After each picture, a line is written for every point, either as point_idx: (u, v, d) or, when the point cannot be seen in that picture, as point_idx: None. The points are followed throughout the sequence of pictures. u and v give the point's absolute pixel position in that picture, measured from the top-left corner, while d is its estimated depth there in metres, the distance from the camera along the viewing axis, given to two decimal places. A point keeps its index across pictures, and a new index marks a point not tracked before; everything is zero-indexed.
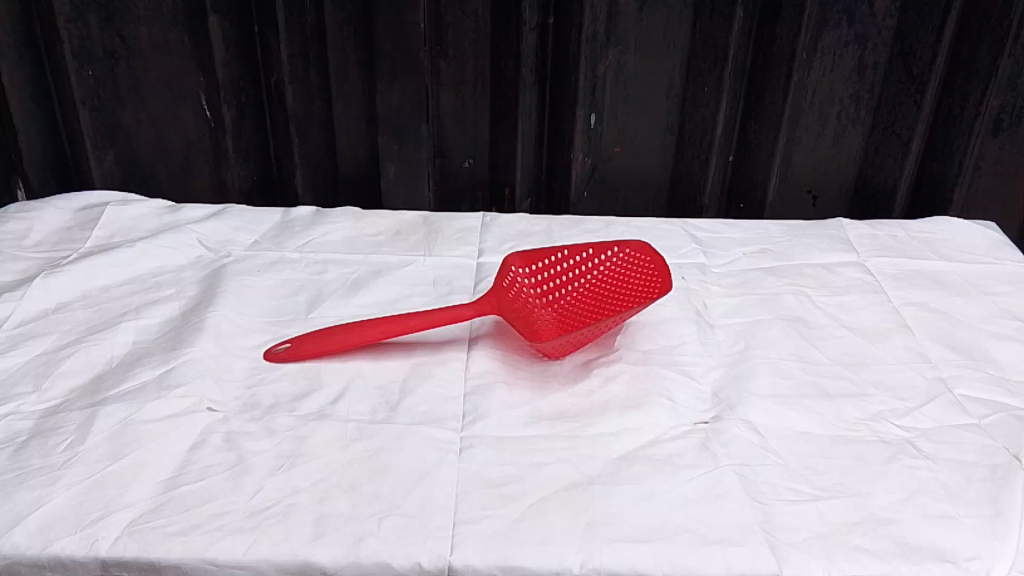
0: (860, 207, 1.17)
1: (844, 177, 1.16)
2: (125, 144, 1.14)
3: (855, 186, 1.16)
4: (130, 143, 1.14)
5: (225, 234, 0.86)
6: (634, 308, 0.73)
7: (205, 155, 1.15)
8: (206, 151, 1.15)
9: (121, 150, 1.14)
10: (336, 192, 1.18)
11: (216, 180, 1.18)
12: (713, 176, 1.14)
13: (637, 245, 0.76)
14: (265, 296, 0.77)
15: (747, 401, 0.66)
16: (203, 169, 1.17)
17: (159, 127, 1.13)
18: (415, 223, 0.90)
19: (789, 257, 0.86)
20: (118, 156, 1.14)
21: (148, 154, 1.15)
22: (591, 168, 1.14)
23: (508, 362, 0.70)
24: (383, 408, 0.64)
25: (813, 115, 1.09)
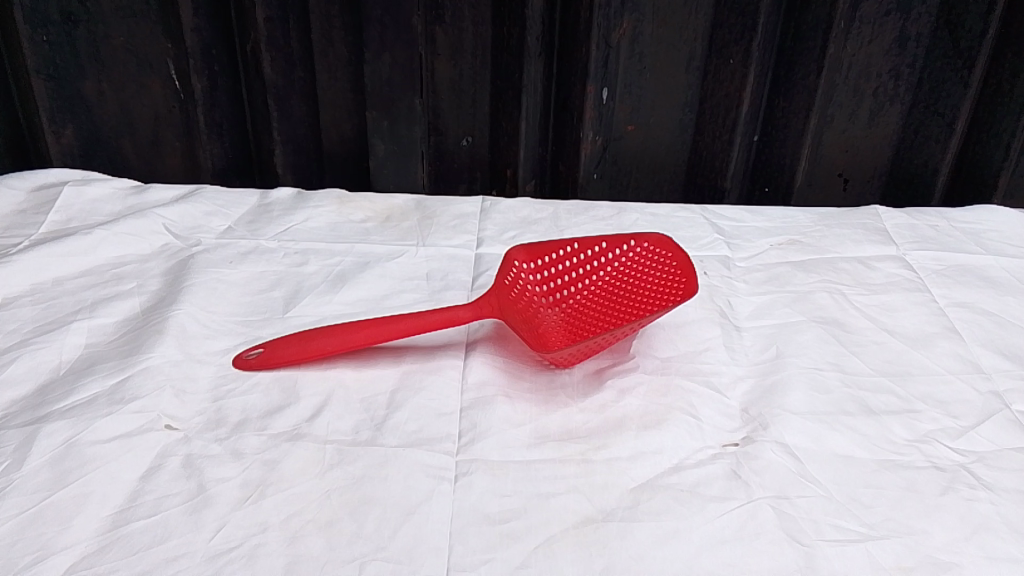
0: (894, 193, 1.09)
1: (877, 159, 1.07)
2: (87, 117, 1.04)
3: (888, 169, 1.08)
4: (92, 115, 1.04)
5: (196, 218, 0.78)
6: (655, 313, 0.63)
7: (176, 129, 1.07)
8: (177, 124, 1.06)
9: (83, 124, 1.05)
10: (322, 171, 1.10)
11: (191, 157, 1.09)
12: (737, 157, 1.03)
13: (658, 237, 0.66)
14: (237, 291, 0.68)
15: (781, 420, 0.58)
16: (175, 145, 1.08)
17: (124, 99, 1.04)
18: (408, 208, 0.81)
19: (821, 249, 0.78)
20: (80, 130, 1.05)
21: (112, 128, 1.06)
22: (602, 147, 1.04)
23: (511, 372, 0.62)
24: (367, 426, 0.56)
25: (847, 91, 1.00)
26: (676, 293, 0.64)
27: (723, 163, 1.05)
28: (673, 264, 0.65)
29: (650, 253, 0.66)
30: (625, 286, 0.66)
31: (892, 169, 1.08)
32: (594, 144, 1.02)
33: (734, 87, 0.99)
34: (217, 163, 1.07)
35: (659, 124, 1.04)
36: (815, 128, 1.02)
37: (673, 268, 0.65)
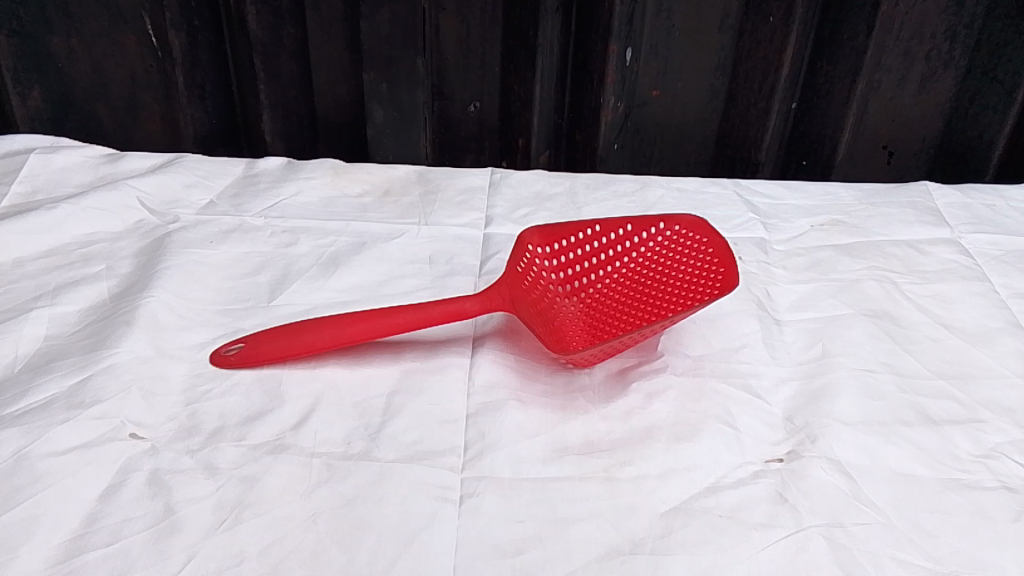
0: (944, 167, 1.01)
1: (927, 130, 0.99)
2: (56, 77, 0.96)
3: (939, 141, 1.00)
4: (61, 75, 0.96)
5: (174, 191, 0.70)
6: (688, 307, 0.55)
7: (154, 91, 0.99)
8: (155, 84, 0.98)
9: (52, 84, 0.97)
10: (314, 140, 1.02)
11: (172, 121, 1.01)
12: (773, 129, 0.96)
13: (691, 219, 0.58)
14: (217, 274, 0.61)
15: (831, 432, 0.52)
16: (156, 108, 1.00)
17: (96, 57, 0.96)
18: (409, 181, 0.74)
19: (867, 231, 0.70)
20: (48, 92, 0.97)
21: (85, 89, 0.98)
22: (624, 115, 0.95)
23: (525, 373, 0.55)
24: (360, 436, 0.49)
25: (897, 55, 0.91)
26: (711, 284, 0.56)
27: (758, 133, 0.96)
28: (708, 250, 0.57)
29: (682, 238, 0.58)
30: (654, 275, 0.58)
31: (941, 141, 1.00)
32: (615, 111, 0.93)
33: (774, 48, 0.90)
34: (199, 129, 0.99)
35: (687, 88, 0.96)
36: (861, 96, 0.93)
37: (708, 255, 0.57)
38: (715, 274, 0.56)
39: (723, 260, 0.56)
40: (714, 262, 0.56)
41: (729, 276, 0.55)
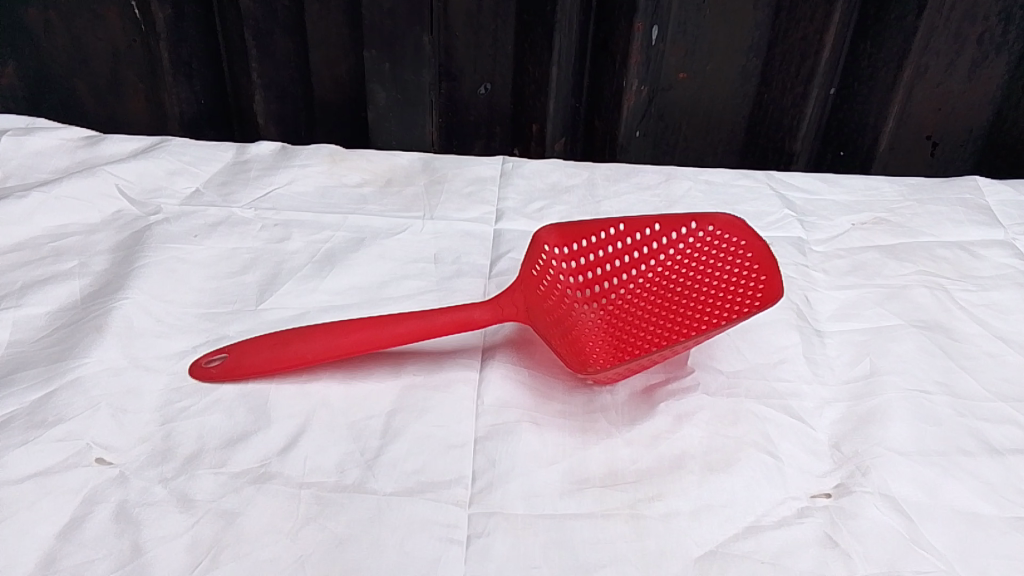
0: (990, 159, 0.95)
1: (973, 120, 0.92)
2: (32, 52, 0.91)
3: (986, 131, 0.93)
4: (38, 49, 0.91)
5: (157, 178, 0.64)
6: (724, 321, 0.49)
7: (138, 69, 0.93)
8: (139, 61, 0.93)
9: (26, 60, 0.91)
10: (312, 123, 0.96)
11: (158, 101, 0.96)
12: (811, 117, 0.89)
13: (728, 219, 0.51)
14: (200, 273, 0.55)
15: (883, 463, 0.46)
16: (141, 87, 0.95)
17: (74, 30, 0.90)
18: (413, 170, 0.68)
19: (913, 230, 0.64)
20: (24, 68, 0.92)
21: (63, 65, 0.92)
22: (648, 100, 0.89)
23: (540, 390, 0.49)
24: (355, 463, 0.44)
25: (946, 38, 0.84)
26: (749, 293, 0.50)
27: (794, 121, 0.90)
28: (746, 255, 0.51)
29: (717, 240, 0.52)
30: (683, 281, 0.52)
31: (990, 132, 0.93)
32: (639, 95, 0.87)
33: (815, 28, 0.84)
34: (185, 111, 0.94)
35: (717, 71, 0.89)
36: (907, 83, 0.86)
37: (746, 260, 0.51)
38: (754, 283, 0.50)
39: (764, 268, 0.50)
40: (753, 270, 0.50)
41: (771, 287, 0.49)
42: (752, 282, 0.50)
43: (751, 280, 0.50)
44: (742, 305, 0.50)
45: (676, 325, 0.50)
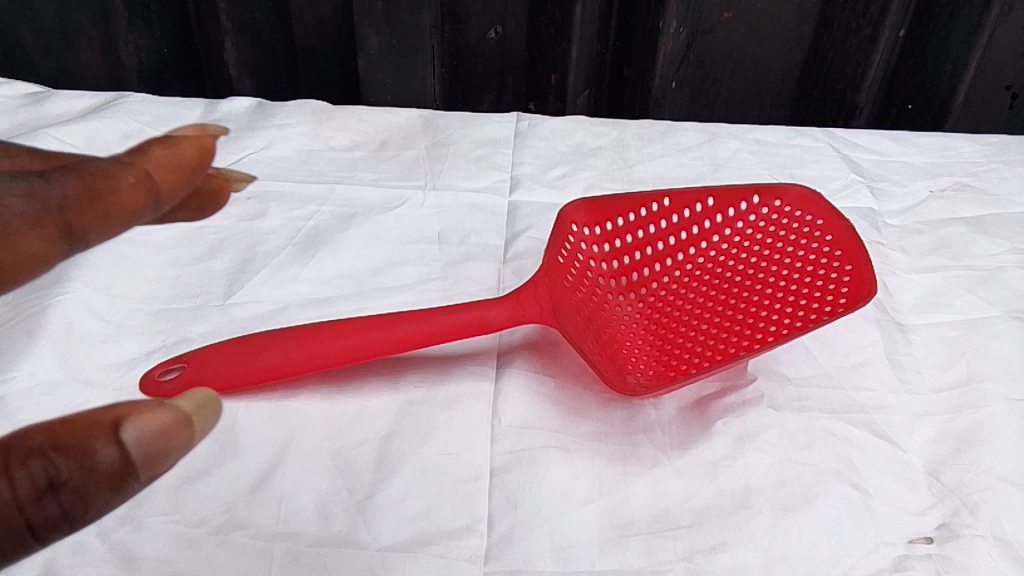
0: None
1: None
2: None
3: None
4: None
5: (108, 141, 0.54)
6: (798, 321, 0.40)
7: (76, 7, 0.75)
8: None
9: None
10: (295, 72, 0.80)
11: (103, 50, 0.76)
12: (879, 62, 0.72)
13: (800, 192, 0.42)
14: (157, 258, 0.46)
15: (995, 498, 0.37)
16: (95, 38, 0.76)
17: None
18: (412, 130, 0.58)
19: (1004, 198, 0.54)
20: None
21: None
22: (687, 44, 0.72)
23: (569, 405, 0.40)
24: (342, 507, 0.35)
25: None
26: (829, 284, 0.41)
27: (859, 69, 0.72)
28: (824, 237, 0.42)
29: (785, 219, 0.43)
30: (743, 270, 0.43)
31: None
32: (677, 38, 0.70)
33: None
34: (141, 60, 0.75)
35: (770, 6, 0.71)
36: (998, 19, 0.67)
37: (824, 244, 0.41)
38: (835, 273, 0.41)
39: (848, 254, 0.40)
40: (833, 257, 0.41)
41: (859, 280, 0.39)
42: (832, 273, 0.41)
43: (830, 270, 0.41)
44: (820, 301, 0.40)
45: (734, 325, 0.41)
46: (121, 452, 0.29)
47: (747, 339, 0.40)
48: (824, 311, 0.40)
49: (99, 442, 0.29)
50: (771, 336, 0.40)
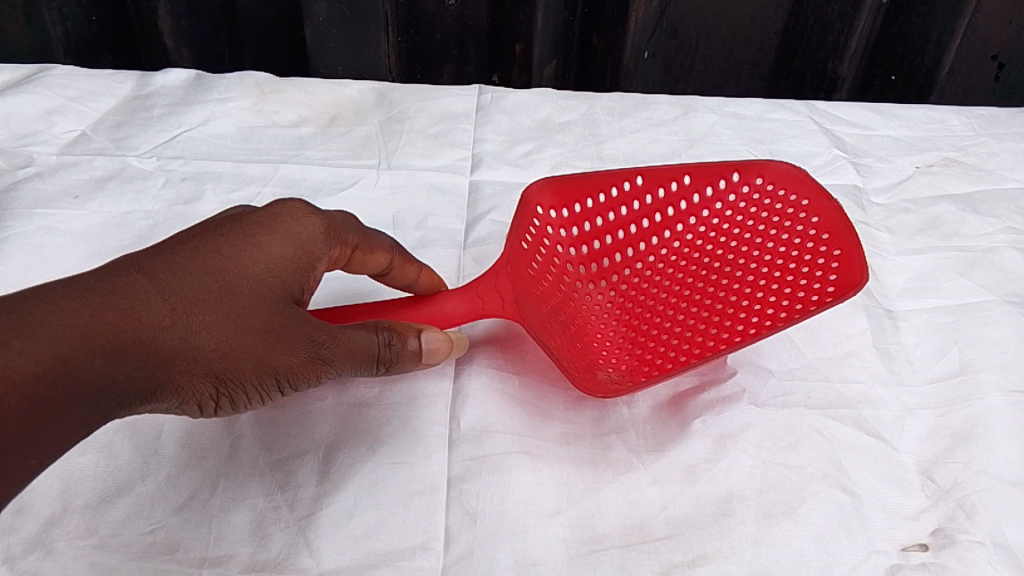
0: None
1: None
2: None
3: None
4: None
5: (29, 118, 0.49)
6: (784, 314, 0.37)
7: None
8: None
9: None
10: (237, 42, 0.66)
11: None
12: (863, 32, 0.64)
13: (784, 169, 0.38)
14: (85, 250, 0.43)
15: (994, 500, 0.34)
16: None
17: None
18: (365, 103, 0.53)
19: (994, 174, 0.51)
20: None
21: None
22: (660, 10, 0.63)
23: (535, 405, 0.37)
24: (281, 525, 0.32)
25: None
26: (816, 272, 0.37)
27: (843, 38, 0.65)
28: (810, 219, 0.38)
29: (768, 198, 0.39)
30: (722, 254, 0.40)
31: None
32: (650, 6, 0.62)
33: None
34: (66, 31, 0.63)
35: None
36: None
37: (810, 227, 0.38)
38: (823, 259, 0.37)
39: (836, 239, 0.37)
40: (821, 240, 0.37)
41: (847, 268, 0.36)
42: (819, 260, 0.37)
43: (817, 254, 0.37)
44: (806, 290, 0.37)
45: (712, 317, 0.38)
46: (409, 347, 0.34)
47: (725, 332, 0.38)
48: (810, 301, 0.37)
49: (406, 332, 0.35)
50: (751, 329, 0.37)
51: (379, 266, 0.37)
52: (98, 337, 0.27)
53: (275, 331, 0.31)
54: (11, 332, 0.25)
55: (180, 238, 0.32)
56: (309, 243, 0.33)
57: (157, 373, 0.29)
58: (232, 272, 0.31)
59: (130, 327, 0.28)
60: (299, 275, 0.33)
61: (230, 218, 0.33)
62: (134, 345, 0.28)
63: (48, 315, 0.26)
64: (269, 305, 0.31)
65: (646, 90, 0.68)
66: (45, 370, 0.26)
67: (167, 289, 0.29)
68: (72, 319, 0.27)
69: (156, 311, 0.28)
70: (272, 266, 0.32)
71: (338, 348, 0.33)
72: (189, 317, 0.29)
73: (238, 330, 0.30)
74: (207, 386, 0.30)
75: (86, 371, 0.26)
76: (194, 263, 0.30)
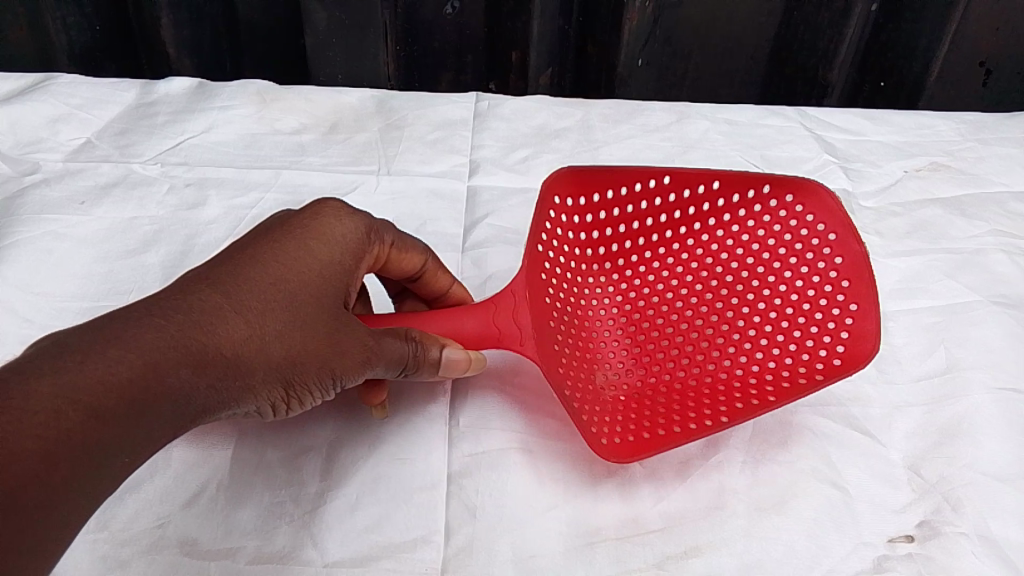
0: None
1: None
2: None
3: None
4: None
5: (35, 126, 0.50)
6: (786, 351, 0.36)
7: None
8: None
9: None
10: (238, 51, 0.67)
11: (0, 26, 0.63)
12: (852, 39, 0.65)
13: (824, 201, 0.35)
14: (91, 254, 0.44)
15: (979, 493, 0.35)
16: None
17: None
18: (365, 110, 0.54)
19: (980, 178, 0.52)
20: None
21: None
22: (652, 19, 0.65)
23: (533, 404, 0.37)
24: (288, 520, 0.33)
25: None
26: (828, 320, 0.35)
27: (832, 45, 0.65)
28: (835, 260, 0.35)
29: (797, 222, 0.36)
30: (737, 266, 0.38)
31: None
32: (643, 14, 0.63)
33: None
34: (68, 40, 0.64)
35: None
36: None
37: (834, 270, 0.35)
38: (838, 310, 0.35)
39: (858, 293, 0.34)
40: (841, 288, 0.35)
41: (859, 338, 0.34)
42: (834, 309, 0.35)
43: (834, 303, 0.35)
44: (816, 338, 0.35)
45: (715, 329, 0.37)
46: (431, 356, 0.35)
47: (723, 360, 0.37)
48: (815, 356, 0.35)
49: (430, 342, 0.35)
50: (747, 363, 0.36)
51: (412, 268, 0.38)
52: (185, 348, 0.27)
53: (333, 337, 0.32)
54: (103, 344, 0.25)
55: (239, 248, 0.32)
56: (357, 251, 0.34)
57: (238, 382, 0.29)
58: (295, 284, 0.31)
59: (213, 339, 0.28)
60: (345, 274, 0.33)
61: (282, 222, 0.34)
62: (219, 357, 0.28)
63: (135, 330, 0.26)
64: (325, 311, 0.32)
65: (640, 98, 0.70)
66: (138, 381, 0.25)
67: (240, 302, 0.29)
68: (159, 333, 0.26)
69: (234, 324, 0.29)
70: (325, 272, 0.32)
71: (379, 356, 0.33)
72: (265, 325, 0.30)
73: (301, 338, 0.31)
74: (280, 390, 0.31)
75: (173, 381, 0.26)
76: (260, 275, 0.30)
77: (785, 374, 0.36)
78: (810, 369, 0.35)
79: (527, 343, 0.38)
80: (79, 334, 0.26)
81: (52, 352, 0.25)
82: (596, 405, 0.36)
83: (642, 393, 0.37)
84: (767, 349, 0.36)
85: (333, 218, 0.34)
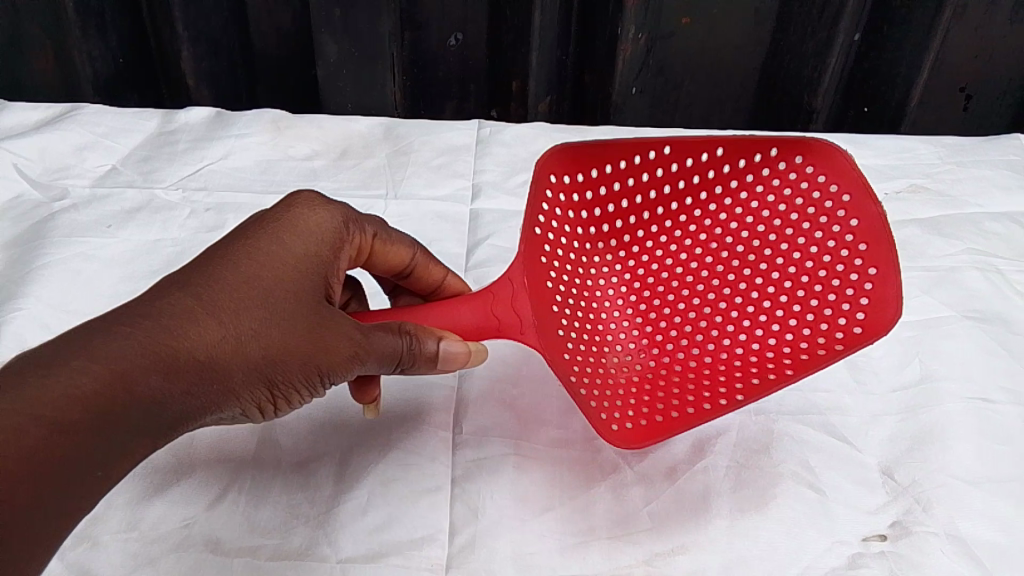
0: None
1: None
2: None
3: None
4: None
5: (62, 153, 0.53)
6: (800, 318, 0.38)
7: None
8: None
9: None
10: (253, 81, 0.71)
11: (27, 58, 0.67)
12: (834, 70, 0.68)
13: (837, 162, 0.36)
14: (118, 275, 0.47)
15: (949, 495, 0.38)
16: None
17: None
18: (373, 137, 0.57)
19: (957, 199, 0.55)
20: None
21: None
22: (645, 50, 0.68)
23: (531, 412, 0.40)
24: (303, 519, 0.35)
25: None
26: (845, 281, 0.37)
27: (817, 74, 0.68)
28: (849, 221, 0.37)
29: (806, 182, 0.38)
30: (747, 232, 0.40)
31: None
32: (636, 45, 0.67)
33: None
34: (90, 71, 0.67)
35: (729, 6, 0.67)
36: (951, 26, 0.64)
37: (847, 233, 0.37)
38: (856, 274, 0.36)
39: (876, 254, 0.36)
40: (856, 251, 0.37)
41: (878, 308, 0.36)
42: (852, 273, 0.37)
43: (851, 267, 0.37)
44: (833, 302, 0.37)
45: (727, 302, 0.40)
46: (427, 350, 0.36)
47: (738, 331, 0.39)
48: (833, 324, 0.37)
49: (425, 334, 0.36)
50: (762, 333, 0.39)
51: (401, 260, 0.41)
52: (157, 356, 0.29)
53: (314, 329, 0.33)
54: (73, 356, 0.27)
55: (214, 247, 0.34)
56: (326, 242, 0.36)
57: (215, 383, 0.31)
58: (269, 280, 0.33)
59: (187, 343, 0.29)
60: (320, 267, 0.35)
61: (255, 221, 0.35)
62: (192, 362, 0.29)
63: (106, 340, 0.28)
64: (303, 304, 0.33)
65: (636, 123, 0.73)
66: (110, 391, 0.27)
67: (214, 304, 0.31)
68: (131, 342, 0.28)
69: (209, 328, 0.30)
70: (298, 265, 0.34)
71: (371, 350, 0.35)
72: (238, 327, 0.31)
73: (280, 335, 0.32)
74: (262, 391, 0.33)
75: (145, 388, 0.28)
76: (232, 276, 0.32)
77: (803, 345, 0.38)
78: (829, 340, 0.37)
79: (527, 331, 0.39)
80: (52, 347, 0.28)
81: (21, 366, 0.27)
82: (610, 383, 0.39)
83: (658, 372, 0.40)
84: (782, 318, 0.39)
85: (303, 216, 0.36)
